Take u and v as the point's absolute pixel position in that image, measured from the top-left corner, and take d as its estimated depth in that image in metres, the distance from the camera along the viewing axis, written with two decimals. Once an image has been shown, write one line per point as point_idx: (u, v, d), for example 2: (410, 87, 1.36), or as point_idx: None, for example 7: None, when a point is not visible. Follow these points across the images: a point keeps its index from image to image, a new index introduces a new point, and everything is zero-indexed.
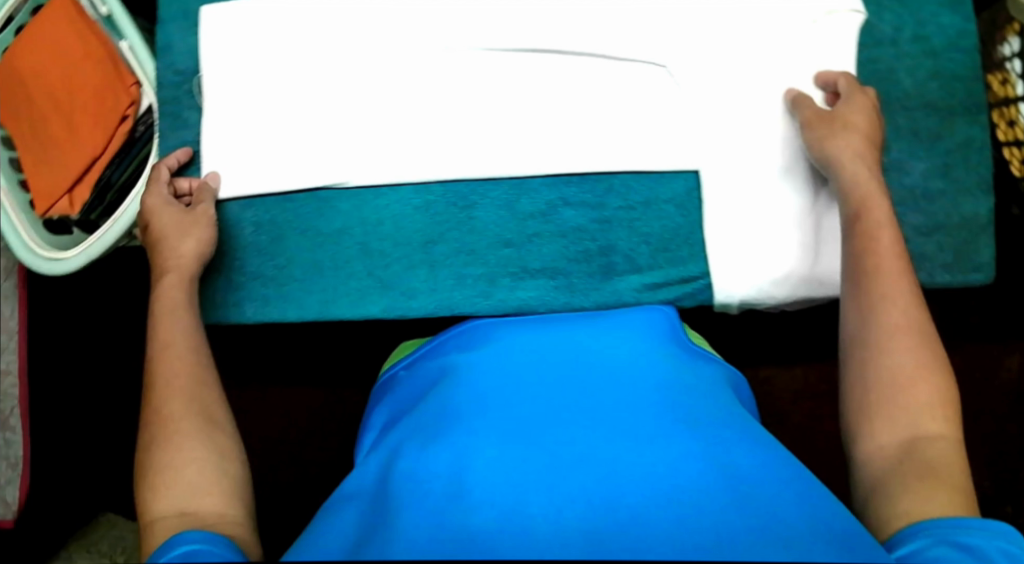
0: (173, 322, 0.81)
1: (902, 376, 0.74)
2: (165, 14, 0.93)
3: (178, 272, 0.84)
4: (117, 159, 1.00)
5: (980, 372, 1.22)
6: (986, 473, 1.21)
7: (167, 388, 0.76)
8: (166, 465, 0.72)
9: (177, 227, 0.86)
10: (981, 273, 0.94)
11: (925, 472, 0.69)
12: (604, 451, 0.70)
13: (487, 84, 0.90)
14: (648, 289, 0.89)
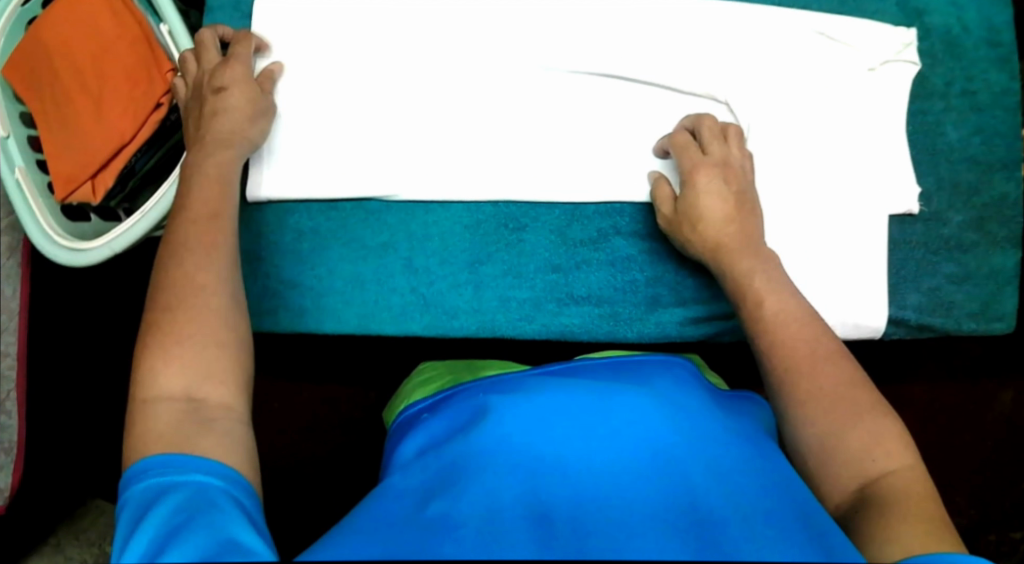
0: (205, 189, 0.76)
1: (822, 417, 0.74)
2: (215, 3, 0.91)
3: (222, 148, 0.80)
4: (146, 147, 0.96)
5: (973, 403, 1.20)
6: (971, 500, 1.20)
7: (193, 260, 0.71)
8: (178, 338, 0.67)
9: (246, 106, 0.83)
10: (1003, 322, 0.97)
11: (893, 505, 0.68)
12: (634, 468, 0.73)
13: (547, 104, 0.89)
14: (691, 324, 0.89)
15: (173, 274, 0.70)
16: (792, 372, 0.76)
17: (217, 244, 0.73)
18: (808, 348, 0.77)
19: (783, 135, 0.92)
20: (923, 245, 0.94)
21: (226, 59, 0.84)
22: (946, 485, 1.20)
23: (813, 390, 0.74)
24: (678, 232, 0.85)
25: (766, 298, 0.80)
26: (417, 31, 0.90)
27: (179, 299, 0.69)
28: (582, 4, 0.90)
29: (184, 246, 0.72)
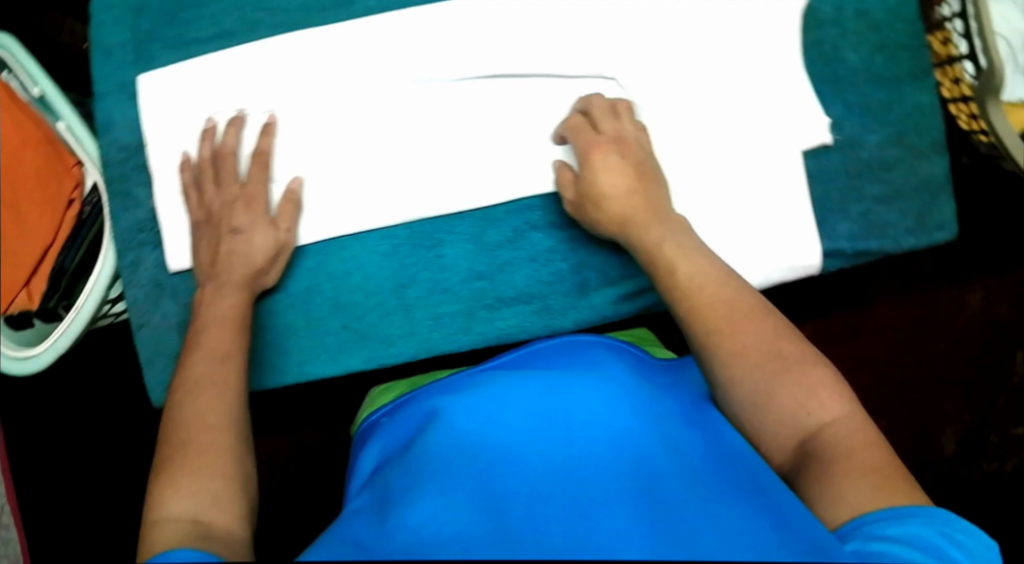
0: (222, 333, 0.81)
1: (750, 378, 0.75)
2: (101, 90, 0.90)
3: (231, 291, 0.83)
4: (69, 243, 0.96)
5: (943, 312, 1.22)
6: (965, 407, 1.23)
7: (204, 400, 0.76)
8: (188, 467, 0.72)
9: (261, 251, 0.85)
10: (944, 230, 0.96)
11: (836, 464, 0.70)
12: (589, 449, 0.74)
13: (438, 117, 0.89)
14: (624, 300, 0.89)
15: (186, 411, 0.76)
16: (715, 340, 0.77)
17: (230, 387, 0.78)
18: (728, 313, 0.77)
19: (683, 98, 0.90)
20: (844, 172, 0.93)
21: (247, 198, 0.86)
22: (935, 394, 1.23)
23: (738, 357, 0.76)
24: (585, 210, 0.85)
25: (680, 269, 0.81)
26: (296, 75, 0.89)
27: (191, 438, 0.74)
28: (453, 11, 0.89)
29: (198, 384, 0.77)
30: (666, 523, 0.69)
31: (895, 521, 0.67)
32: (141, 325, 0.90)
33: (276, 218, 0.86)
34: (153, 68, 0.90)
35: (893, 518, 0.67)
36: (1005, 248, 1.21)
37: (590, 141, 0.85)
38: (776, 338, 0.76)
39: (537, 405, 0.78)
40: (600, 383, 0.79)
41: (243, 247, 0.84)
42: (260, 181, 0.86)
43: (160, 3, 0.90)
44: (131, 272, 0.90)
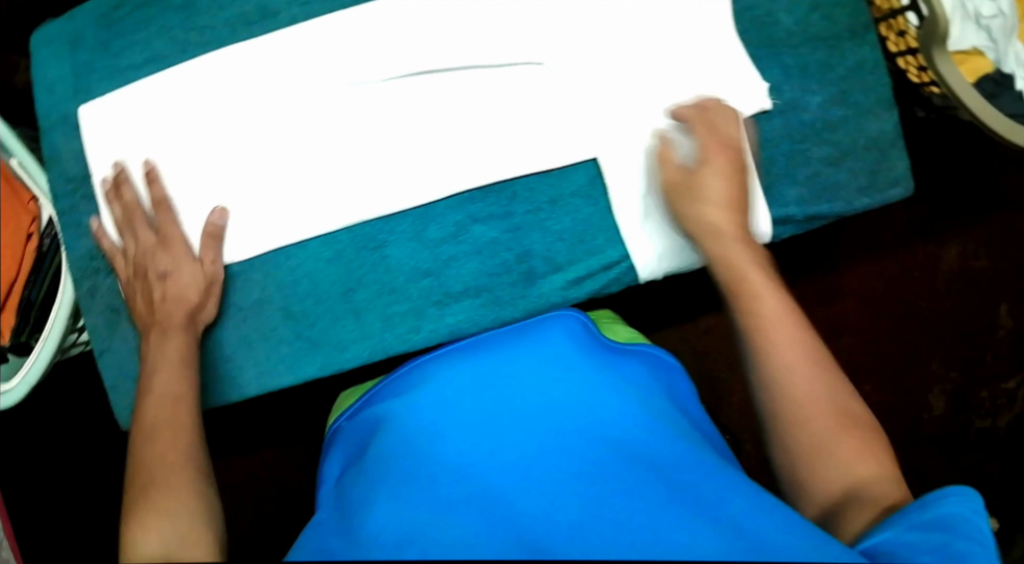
0: (172, 373, 0.83)
1: (804, 410, 0.78)
2: (45, 125, 0.91)
3: (174, 333, 0.86)
4: (32, 277, 0.98)
5: (919, 270, 1.25)
6: (952, 364, 1.26)
7: (163, 442, 0.79)
8: (154, 512, 0.75)
9: (191, 290, 0.87)
10: (900, 187, 0.94)
11: (871, 504, 0.74)
12: (550, 452, 0.78)
13: (374, 119, 0.89)
14: (572, 285, 0.90)
15: (150, 455, 0.79)
16: (779, 365, 0.79)
17: (186, 427, 0.81)
18: (793, 340, 0.80)
19: (615, 77, 0.89)
20: (787, 138, 0.92)
21: (165, 240, 0.88)
22: (919, 353, 1.26)
23: (801, 385, 0.78)
24: (681, 204, 0.86)
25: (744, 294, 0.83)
26: (230, 92, 0.90)
27: (153, 481, 0.77)
28: (378, 13, 0.89)
29: (156, 428, 0.80)
30: (639, 518, 0.73)
31: (925, 508, 0.70)
32: (103, 351, 0.92)
33: (199, 255, 0.88)
34: (92, 98, 0.91)
35: (920, 506, 0.71)
36: (968, 200, 1.24)
37: (709, 143, 0.86)
38: (832, 376, 0.80)
39: (496, 412, 0.81)
40: (553, 384, 0.83)
41: (175, 287, 0.87)
42: (174, 224, 0.89)
43: (94, 34, 0.91)
44: (88, 299, 0.92)
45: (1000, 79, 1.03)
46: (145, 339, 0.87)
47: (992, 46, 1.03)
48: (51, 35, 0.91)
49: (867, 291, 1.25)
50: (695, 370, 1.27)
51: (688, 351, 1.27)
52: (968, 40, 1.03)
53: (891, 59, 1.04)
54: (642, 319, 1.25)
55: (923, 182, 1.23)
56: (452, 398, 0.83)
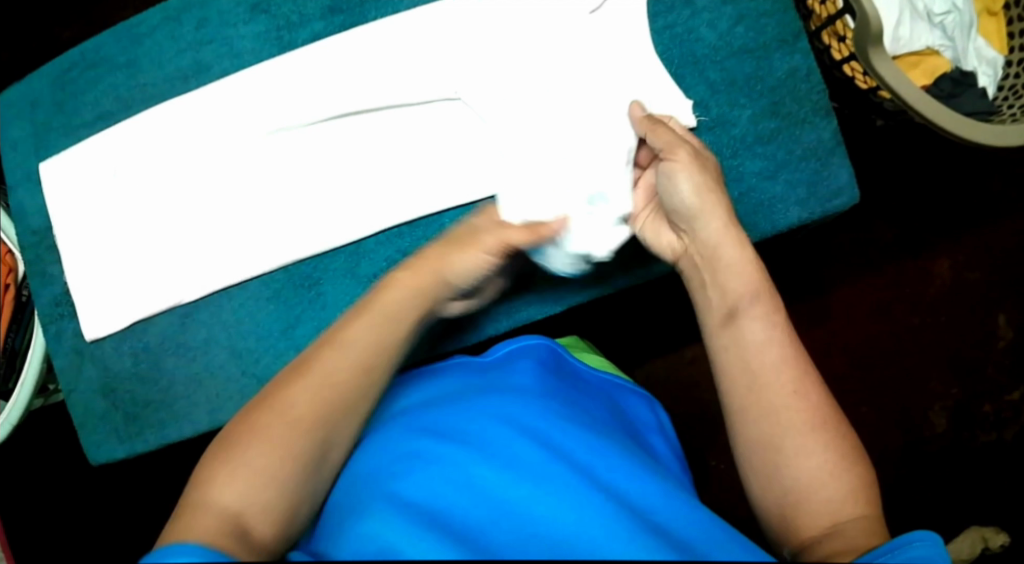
0: (364, 328, 0.74)
1: (795, 439, 0.73)
2: (12, 182, 0.98)
3: (369, 318, 0.75)
4: (14, 325, 1.04)
5: (911, 286, 1.20)
6: (951, 381, 1.20)
7: (298, 400, 0.70)
8: (244, 449, 0.68)
9: (411, 304, 0.77)
10: (843, 196, 0.91)
11: (853, 549, 0.68)
12: (523, 468, 0.70)
13: (308, 160, 0.93)
14: (506, 315, 0.93)
15: (278, 391, 0.71)
16: (782, 403, 0.73)
17: (337, 386, 0.71)
18: (790, 378, 0.74)
19: (537, 105, 0.89)
20: (716, 154, 0.90)
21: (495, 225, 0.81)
22: (917, 368, 1.20)
23: (792, 422, 0.73)
24: (693, 167, 0.80)
25: (752, 311, 0.77)
26: (175, 142, 0.95)
27: (270, 431, 0.69)
28: (306, 61, 0.93)
29: (314, 378, 0.71)
30: (599, 538, 0.65)
31: (900, 552, 0.66)
32: (70, 393, 0.96)
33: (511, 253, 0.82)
34: (53, 156, 0.97)
35: (898, 548, 0.66)
36: (952, 206, 1.20)
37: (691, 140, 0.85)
38: (837, 418, 0.74)
39: (466, 425, 0.74)
40: (528, 403, 0.77)
41: (391, 302, 0.76)
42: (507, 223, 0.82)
43: (50, 95, 0.97)
44: (55, 343, 0.97)
45: (959, 77, 0.99)
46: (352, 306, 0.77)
47: (949, 44, 0.99)
48: (14, 99, 0.98)
49: (861, 310, 1.20)
50: (682, 400, 1.21)
51: (675, 382, 1.22)
52: (922, 40, 0.99)
53: (836, 68, 1.01)
54: (618, 350, 1.22)
55: (903, 189, 1.20)
56: (420, 418, 0.76)
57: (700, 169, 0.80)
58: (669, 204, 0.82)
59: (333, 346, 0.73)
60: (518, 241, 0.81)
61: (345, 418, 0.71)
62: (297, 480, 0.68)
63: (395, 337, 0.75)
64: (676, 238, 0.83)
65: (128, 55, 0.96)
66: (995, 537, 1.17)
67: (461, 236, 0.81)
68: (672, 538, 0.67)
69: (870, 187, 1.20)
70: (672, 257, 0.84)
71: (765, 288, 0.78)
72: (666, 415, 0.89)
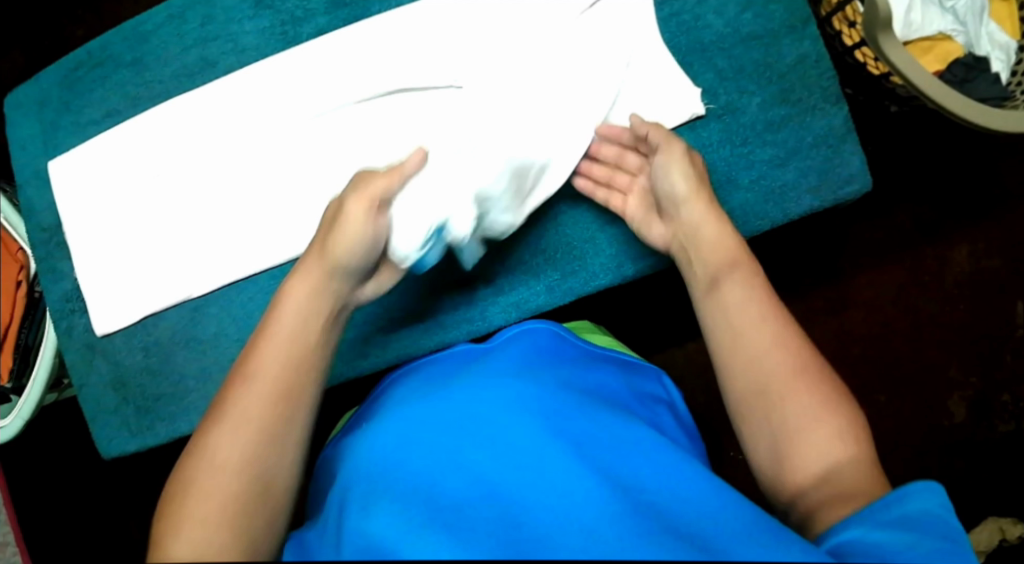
0: (266, 354, 0.74)
1: (780, 387, 0.71)
2: (21, 180, 0.98)
3: (270, 343, 0.75)
4: (27, 322, 1.04)
5: (928, 274, 1.19)
6: (969, 369, 1.19)
7: (224, 445, 0.69)
8: (189, 503, 0.66)
9: (305, 305, 0.77)
10: (854, 184, 0.90)
11: (851, 495, 0.67)
12: (513, 451, 0.70)
13: (315, 153, 0.93)
14: (514, 309, 0.91)
15: (205, 440, 0.70)
16: (765, 350, 0.73)
17: (256, 412, 0.70)
18: (774, 332, 0.74)
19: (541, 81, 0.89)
20: (726, 142, 0.90)
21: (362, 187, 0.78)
22: (933, 356, 1.19)
23: (781, 374, 0.71)
24: (685, 162, 0.82)
25: (736, 276, 0.78)
26: (183, 138, 0.95)
27: (204, 486, 0.67)
28: (313, 55, 0.93)
29: (235, 420, 0.70)
30: (591, 523, 0.65)
31: (895, 506, 0.63)
32: (81, 386, 0.97)
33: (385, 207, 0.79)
34: (63, 154, 0.97)
35: (893, 500, 0.63)
36: (967, 193, 1.19)
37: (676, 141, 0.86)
38: (822, 366, 0.72)
39: (451, 403, 0.74)
40: (519, 381, 0.76)
41: (293, 305, 0.77)
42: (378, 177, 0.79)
43: (58, 93, 0.98)
44: (66, 338, 0.97)
45: (972, 62, 0.98)
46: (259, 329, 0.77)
47: (961, 29, 0.98)
48: (21, 98, 0.98)
49: (877, 299, 1.19)
50: (699, 392, 1.20)
51: (691, 372, 1.21)
52: (933, 26, 0.98)
53: (847, 55, 1.00)
54: (633, 337, 1.21)
55: (918, 176, 1.18)
56: (413, 402, 0.76)
57: (688, 160, 0.82)
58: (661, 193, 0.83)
59: (246, 381, 0.72)
60: (382, 188, 0.78)
61: (276, 439, 0.70)
62: (251, 513, 0.67)
63: (300, 348, 0.75)
64: (664, 226, 0.84)
65: (134, 53, 0.96)
66: (1013, 528, 1.14)
67: (331, 221, 0.79)
68: (663, 516, 0.66)
69: (883, 177, 1.18)
70: (664, 247, 0.85)
71: (743, 257, 0.79)
72: (675, 387, 0.88)
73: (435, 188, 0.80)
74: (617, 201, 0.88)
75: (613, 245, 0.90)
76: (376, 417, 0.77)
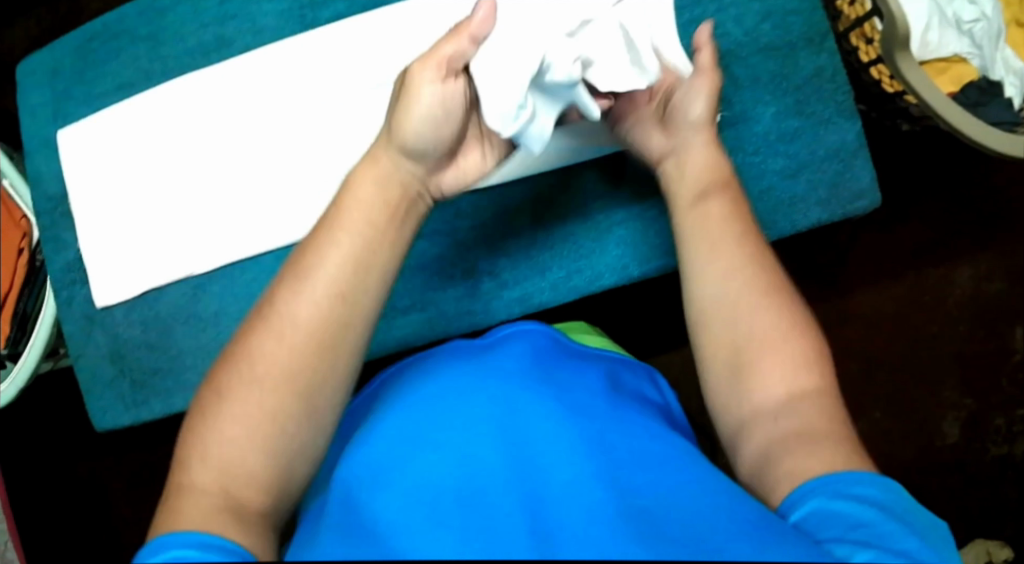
0: (325, 252, 0.72)
1: (745, 304, 0.76)
2: (29, 148, 0.98)
3: (329, 241, 0.72)
4: (26, 291, 1.05)
5: (930, 294, 1.19)
6: (964, 391, 1.19)
7: (267, 355, 0.69)
8: (226, 419, 0.67)
9: (373, 200, 0.74)
10: (865, 199, 0.90)
11: (817, 434, 0.70)
12: (498, 476, 0.69)
13: (327, 137, 0.93)
14: (517, 305, 0.91)
15: (248, 346, 0.70)
16: (739, 267, 0.77)
17: (301, 330, 0.69)
18: (748, 251, 0.78)
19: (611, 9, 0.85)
20: (739, 149, 0.89)
21: (432, 52, 0.72)
22: (931, 375, 1.19)
23: (749, 288, 0.77)
24: (709, 89, 0.82)
25: (721, 194, 0.81)
26: (194, 114, 0.95)
27: (245, 394, 0.68)
28: (330, 39, 0.93)
29: (282, 325, 0.70)
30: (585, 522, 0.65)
31: (853, 484, 0.65)
32: (78, 356, 0.97)
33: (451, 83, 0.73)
34: (72, 123, 0.96)
35: (849, 477, 0.66)
36: (972, 216, 1.19)
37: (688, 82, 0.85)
38: (796, 299, 0.77)
39: (439, 421, 0.73)
40: (518, 381, 0.76)
41: (358, 196, 0.74)
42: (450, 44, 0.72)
43: (71, 62, 0.97)
44: (66, 307, 0.97)
45: (986, 86, 0.98)
46: (325, 216, 0.74)
47: (977, 52, 0.98)
48: (33, 65, 0.98)
49: (879, 315, 1.19)
50: (697, 397, 1.20)
51: (690, 378, 1.21)
52: (949, 47, 0.98)
53: (864, 71, 1.00)
54: (634, 340, 1.21)
55: (924, 196, 1.19)
56: (413, 397, 0.76)
57: (714, 88, 0.82)
58: (674, 107, 0.83)
59: (300, 280, 0.71)
60: (451, 53, 0.72)
61: (325, 360, 0.69)
62: (287, 440, 0.68)
63: (359, 247, 0.72)
64: (664, 137, 0.83)
65: (149, 27, 0.96)
66: (1000, 551, 1.16)
67: (399, 98, 0.73)
68: (658, 513, 0.66)
69: (890, 195, 1.19)
70: (654, 156, 0.84)
71: (730, 182, 0.82)
72: (670, 389, 0.89)
73: (514, 42, 0.74)
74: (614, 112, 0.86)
75: (620, 245, 0.91)
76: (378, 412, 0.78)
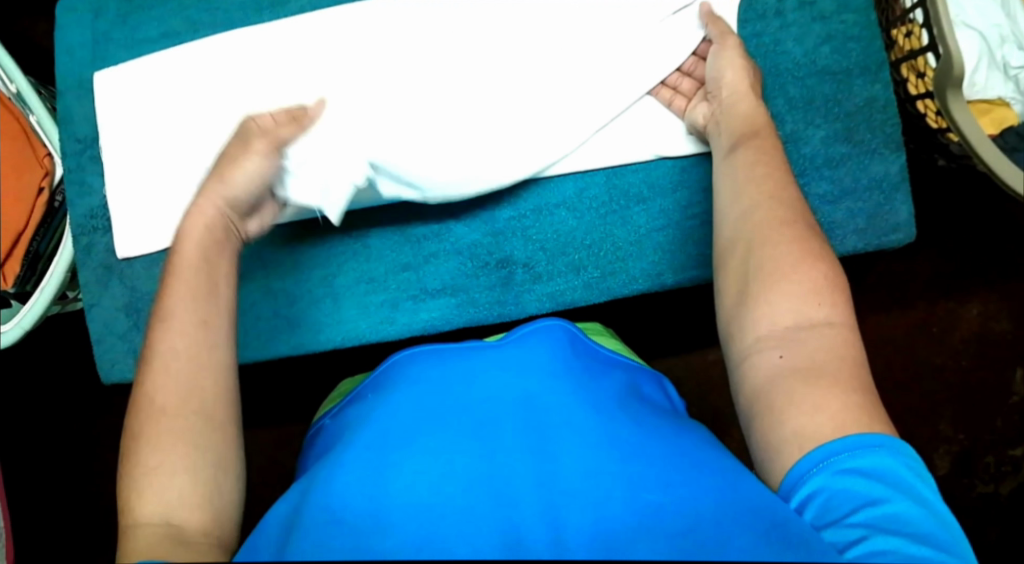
0: (189, 281, 0.74)
1: (764, 241, 0.75)
2: (62, 86, 0.95)
3: (181, 282, 0.74)
4: (42, 229, 0.98)
5: (938, 328, 1.21)
6: (960, 427, 1.21)
7: (159, 385, 0.69)
8: (148, 462, 0.67)
9: (213, 234, 0.78)
10: (900, 233, 0.91)
11: (820, 374, 0.69)
12: (513, 472, 0.67)
13: None
14: (549, 300, 0.91)
15: (143, 391, 0.70)
16: (764, 215, 0.76)
17: (187, 353, 0.71)
18: (769, 189, 0.78)
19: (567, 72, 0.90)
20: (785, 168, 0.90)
21: (273, 135, 0.82)
22: (929, 408, 1.21)
23: (765, 222, 0.76)
24: (724, 53, 0.86)
25: (755, 141, 0.81)
26: (240, 70, 0.93)
27: (157, 431, 0.68)
28: (389, 11, 0.92)
29: (162, 362, 0.70)
30: (609, 512, 0.65)
31: (851, 453, 0.66)
32: (91, 307, 0.94)
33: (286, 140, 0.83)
34: (112, 66, 0.94)
35: (846, 451, 0.66)
36: (986, 258, 1.21)
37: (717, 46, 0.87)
38: (813, 230, 0.76)
39: (456, 407, 0.72)
40: (551, 364, 0.76)
41: (196, 227, 0.77)
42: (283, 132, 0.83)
43: (116, 4, 0.95)
44: (84, 255, 0.94)
45: None
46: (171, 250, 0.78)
47: (1020, 98, 0.99)
48: (76, 2, 0.95)
49: (883, 343, 1.21)
50: (700, 406, 1.20)
51: (693, 386, 1.21)
52: (994, 90, 0.99)
53: (909, 103, 1.01)
54: (643, 344, 1.20)
55: (942, 231, 1.21)
56: (439, 377, 0.75)
57: (742, 52, 0.86)
58: (711, 77, 0.87)
59: (163, 322, 0.72)
60: (285, 136, 0.83)
61: (212, 377, 0.70)
62: (203, 454, 0.68)
63: (218, 279, 0.76)
64: (709, 107, 0.87)
65: None
66: None
67: (234, 154, 0.81)
68: (681, 510, 0.65)
69: None
70: (705, 128, 0.87)
71: (767, 128, 0.83)
72: (675, 393, 0.84)
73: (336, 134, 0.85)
74: (678, 103, 0.90)
75: (656, 252, 0.91)
76: (395, 385, 0.77)
